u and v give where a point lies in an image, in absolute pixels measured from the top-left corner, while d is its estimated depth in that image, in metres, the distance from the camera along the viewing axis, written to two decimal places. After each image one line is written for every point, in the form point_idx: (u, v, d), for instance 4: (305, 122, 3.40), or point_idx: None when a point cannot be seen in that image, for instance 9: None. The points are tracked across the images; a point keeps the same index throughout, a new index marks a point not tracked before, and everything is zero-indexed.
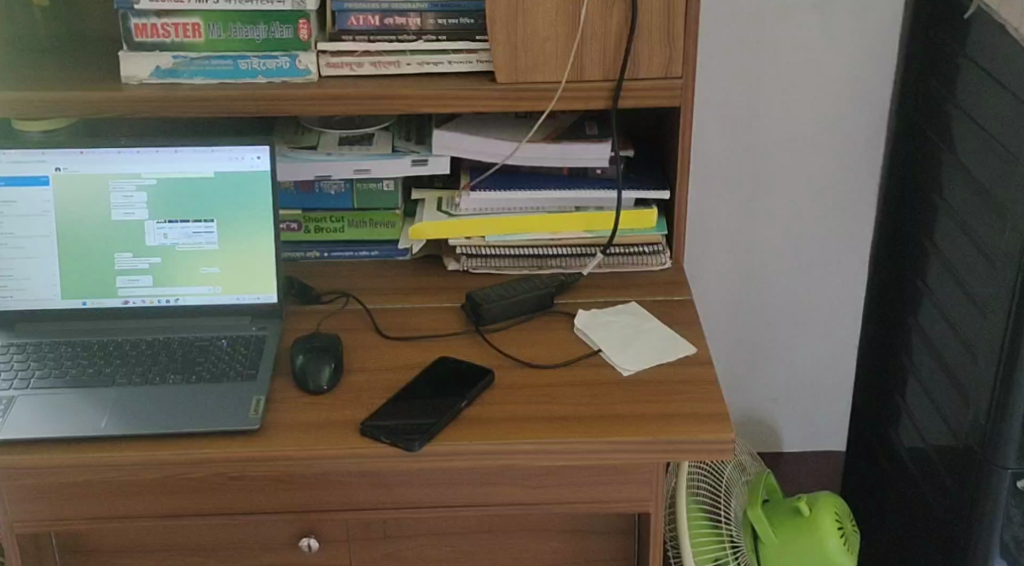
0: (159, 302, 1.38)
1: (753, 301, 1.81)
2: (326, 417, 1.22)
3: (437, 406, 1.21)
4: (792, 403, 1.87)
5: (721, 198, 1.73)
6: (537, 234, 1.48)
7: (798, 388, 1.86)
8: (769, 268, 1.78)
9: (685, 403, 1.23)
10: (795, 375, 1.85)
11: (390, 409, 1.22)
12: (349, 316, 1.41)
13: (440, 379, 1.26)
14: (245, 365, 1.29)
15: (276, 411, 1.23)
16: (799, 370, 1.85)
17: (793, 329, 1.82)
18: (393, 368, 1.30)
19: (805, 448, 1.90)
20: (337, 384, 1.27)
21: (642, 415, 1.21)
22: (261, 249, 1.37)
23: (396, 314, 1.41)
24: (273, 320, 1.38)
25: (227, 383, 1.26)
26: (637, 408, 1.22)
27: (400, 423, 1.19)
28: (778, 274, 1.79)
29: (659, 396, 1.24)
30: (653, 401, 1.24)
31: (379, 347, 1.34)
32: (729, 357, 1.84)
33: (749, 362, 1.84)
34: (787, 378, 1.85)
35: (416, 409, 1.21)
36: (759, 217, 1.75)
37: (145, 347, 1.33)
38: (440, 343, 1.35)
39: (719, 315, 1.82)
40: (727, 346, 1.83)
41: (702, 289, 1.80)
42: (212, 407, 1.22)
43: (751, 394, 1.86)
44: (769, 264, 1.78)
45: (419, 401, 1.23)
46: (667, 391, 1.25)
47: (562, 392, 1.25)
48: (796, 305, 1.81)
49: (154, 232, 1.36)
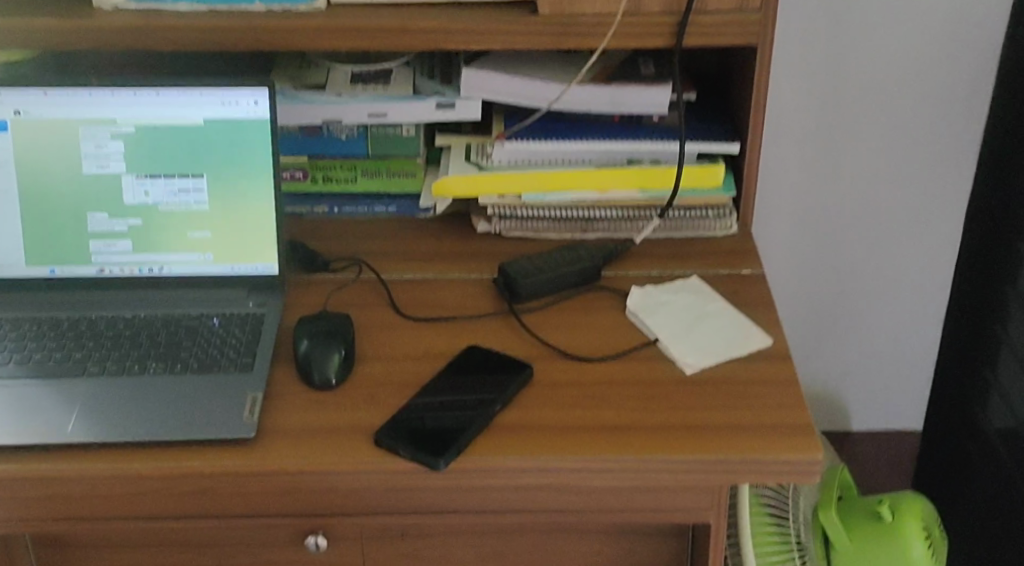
0: (140, 271, 1.18)
1: (826, 266, 1.60)
2: (334, 423, 1.03)
3: (465, 415, 1.02)
4: (866, 378, 1.67)
5: (794, 146, 1.52)
6: (581, 193, 1.26)
7: (873, 361, 1.66)
8: (842, 224, 1.57)
9: (763, 410, 1.03)
10: (871, 349, 1.65)
11: (411, 417, 1.02)
12: (362, 289, 1.20)
13: (468, 378, 1.07)
14: (238, 354, 1.09)
15: (275, 413, 1.04)
16: (872, 340, 1.65)
17: (872, 296, 1.62)
18: (412, 359, 1.10)
19: (876, 426, 1.71)
20: (347, 378, 1.08)
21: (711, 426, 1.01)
22: (258, 211, 1.16)
23: (418, 288, 1.21)
24: (273, 295, 1.18)
25: (217, 377, 1.06)
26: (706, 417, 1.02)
27: (421, 435, 1.00)
28: (851, 232, 1.57)
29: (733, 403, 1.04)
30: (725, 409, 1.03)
31: (395, 330, 1.14)
32: (798, 327, 1.65)
33: (819, 333, 1.65)
34: (860, 351, 1.65)
35: (441, 419, 1.02)
36: (838, 171, 1.54)
37: (123, 327, 1.13)
38: (469, 326, 1.15)
39: (788, 280, 1.61)
40: (795, 315, 1.64)
41: (769, 253, 1.60)
42: (198, 410, 1.02)
43: (820, 368, 1.67)
44: (842, 219, 1.57)
45: (445, 407, 1.03)
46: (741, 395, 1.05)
47: (614, 395, 1.05)
48: (871, 267, 1.60)
49: (133, 189, 1.15)
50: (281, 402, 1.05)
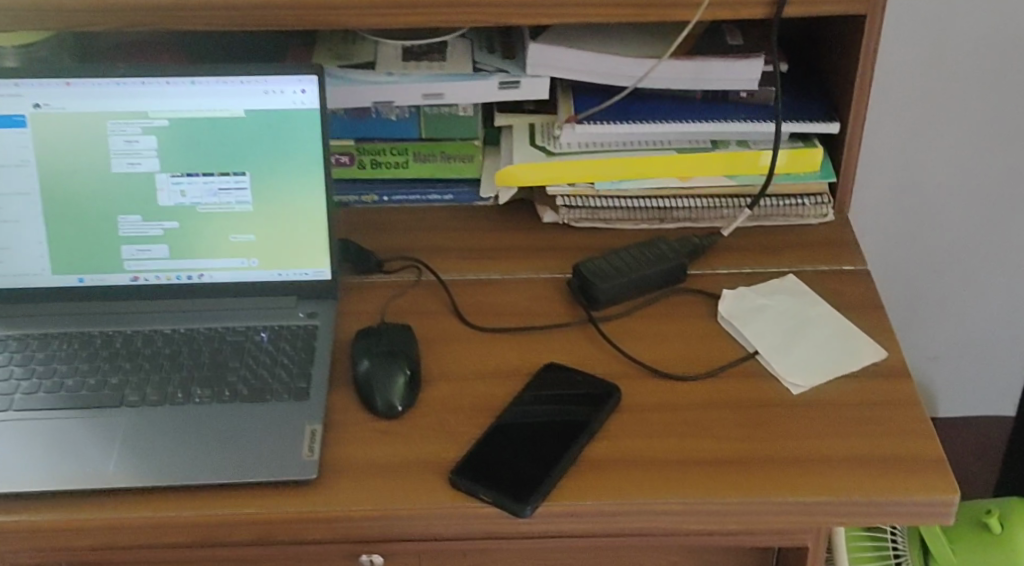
0: (178, 279, 1.06)
1: (925, 241, 1.50)
2: (403, 459, 0.92)
3: (551, 450, 0.92)
4: (962, 358, 1.58)
5: (894, 117, 1.41)
6: (661, 180, 1.14)
7: (971, 341, 1.57)
8: (940, 196, 1.46)
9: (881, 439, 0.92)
10: (970, 328, 1.56)
11: (489, 451, 0.92)
12: (423, 294, 1.09)
13: (549, 404, 0.96)
14: (292, 377, 0.98)
15: (336, 447, 0.94)
16: (971, 319, 1.55)
17: (972, 272, 1.52)
18: (484, 378, 1.00)
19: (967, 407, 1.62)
20: (414, 403, 0.97)
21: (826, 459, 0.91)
22: (308, 211, 1.05)
23: (483, 291, 1.09)
24: (325, 304, 1.07)
25: (270, 405, 0.96)
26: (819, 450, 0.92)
27: (503, 475, 0.90)
28: (950, 205, 1.47)
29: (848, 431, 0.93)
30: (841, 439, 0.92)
31: (463, 344, 1.03)
32: (895, 306, 1.55)
33: (915, 312, 1.55)
34: (960, 330, 1.56)
35: (524, 455, 0.92)
36: (942, 143, 1.42)
37: (162, 344, 1.02)
38: (545, 338, 1.04)
39: (885, 257, 1.52)
40: (893, 294, 1.54)
41: (864, 230, 1.50)
42: (252, 446, 0.92)
43: (916, 349, 1.58)
44: (939, 191, 1.46)
45: (526, 440, 0.93)
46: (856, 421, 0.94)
47: (713, 422, 0.94)
48: (970, 241, 1.49)
49: (168, 188, 1.04)
50: (342, 433, 0.95)
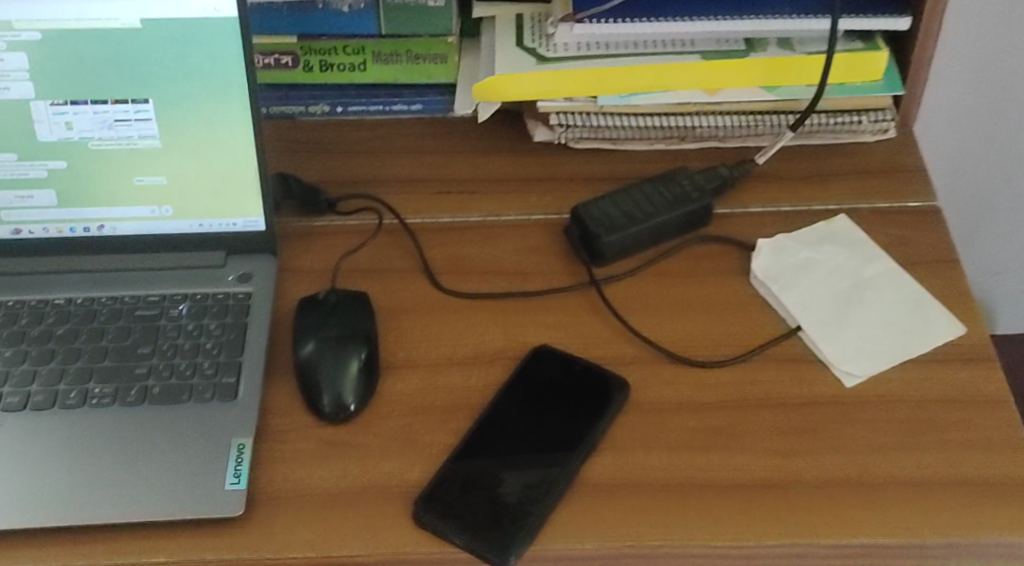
0: (72, 231, 0.85)
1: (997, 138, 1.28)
2: (356, 483, 0.73)
3: (543, 474, 0.72)
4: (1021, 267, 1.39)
5: None
6: (683, 94, 0.91)
7: None
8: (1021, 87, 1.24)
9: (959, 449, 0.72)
10: None
11: (464, 475, 0.72)
12: (386, 246, 0.87)
13: (540, 407, 0.76)
14: (215, 368, 0.78)
15: (272, 465, 0.74)
16: None
17: None
18: (460, 366, 0.79)
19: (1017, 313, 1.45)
20: (371, 400, 0.77)
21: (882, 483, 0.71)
22: (232, 149, 0.82)
23: (460, 243, 0.88)
24: (260, 262, 0.85)
25: (187, 409, 0.76)
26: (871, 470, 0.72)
27: (478, 510, 0.70)
28: None
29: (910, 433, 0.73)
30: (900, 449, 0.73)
31: (434, 318, 0.82)
32: (954, 208, 1.35)
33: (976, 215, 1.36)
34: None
35: (509, 479, 0.72)
36: None
37: (53, 321, 0.81)
38: (537, 309, 0.83)
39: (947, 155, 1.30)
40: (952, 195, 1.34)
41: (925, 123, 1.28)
42: (162, 469, 0.72)
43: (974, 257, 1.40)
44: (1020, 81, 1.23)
45: (512, 458, 0.73)
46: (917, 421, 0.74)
47: (749, 430, 0.74)
48: None
49: (49, 120, 0.80)
50: (279, 445, 0.75)
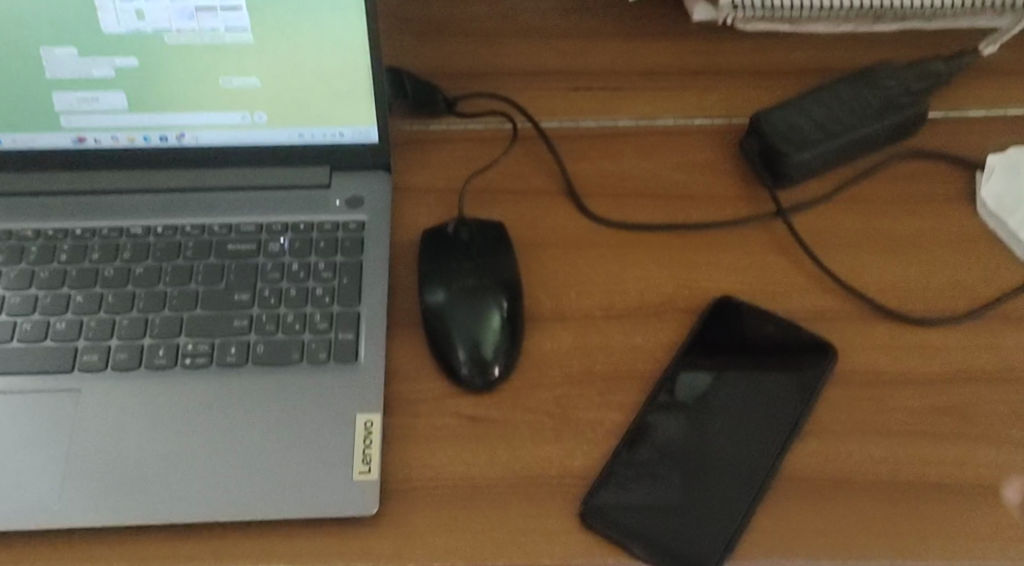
0: (146, 141, 0.70)
1: None
2: (507, 471, 0.61)
3: (741, 474, 0.59)
4: None
5: None
6: None
7: None
8: None
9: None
10: None
11: (642, 470, 0.59)
12: (522, 159, 0.72)
13: (730, 382, 0.62)
14: (330, 321, 0.65)
15: (403, 444, 0.62)
16: None
17: None
18: (622, 320, 0.66)
19: None
20: (515, 365, 0.64)
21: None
22: (341, 45, 0.66)
23: (609, 156, 0.72)
24: (372, 180, 0.70)
25: (299, 374, 0.63)
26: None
27: (661, 518, 0.58)
28: None
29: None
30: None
31: (585, 256, 0.68)
32: None
33: None
34: None
35: (698, 477, 0.59)
36: None
37: (131, 255, 0.67)
38: (710, 245, 0.68)
39: None
40: None
41: None
42: (275, 454, 0.60)
43: None
44: None
45: (700, 449, 0.60)
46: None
47: (983, 414, 0.61)
48: None
49: (115, 6, 0.65)
50: (411, 419, 0.62)
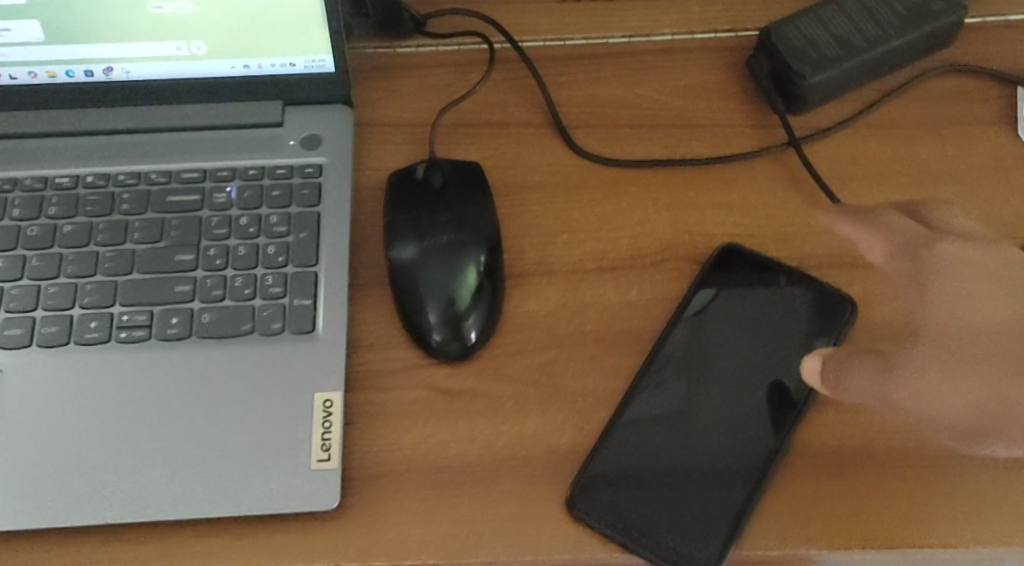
0: (70, 74, 0.60)
1: None
2: (487, 451, 0.54)
3: (753, 452, 0.52)
4: None
5: None
6: None
7: None
8: None
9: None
10: None
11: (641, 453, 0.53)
12: (501, 85, 0.64)
13: (736, 348, 0.55)
14: (285, 284, 0.57)
15: (369, 422, 0.55)
16: None
17: None
18: (615, 273, 0.58)
19: None
20: (494, 329, 0.57)
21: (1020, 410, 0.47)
22: None
23: (599, 80, 0.64)
24: (330, 116, 0.62)
25: (250, 347, 0.56)
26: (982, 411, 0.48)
27: (653, 509, 0.52)
28: None
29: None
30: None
31: (573, 199, 0.60)
32: None
33: None
34: None
35: (704, 458, 0.52)
36: None
37: (57, 209, 0.59)
38: (714, 183, 0.60)
39: None
40: None
41: None
42: (225, 440, 0.53)
43: None
44: None
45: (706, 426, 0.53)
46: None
47: None
48: None
49: None
50: (378, 395, 0.56)
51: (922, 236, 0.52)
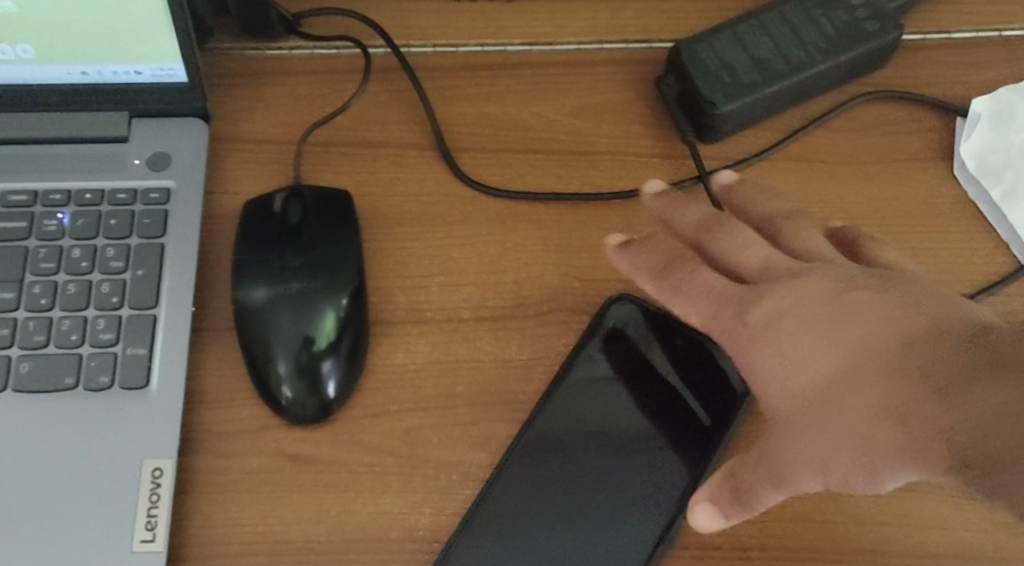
0: None
1: None
2: (336, 531, 0.48)
3: (629, 551, 0.46)
4: None
5: None
6: None
7: None
8: None
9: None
10: None
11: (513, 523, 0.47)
12: (381, 100, 0.56)
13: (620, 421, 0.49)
14: (118, 330, 0.50)
15: (204, 491, 0.48)
16: None
17: None
18: (494, 324, 0.51)
19: None
20: (353, 387, 0.50)
21: (888, 450, 0.41)
22: None
23: (491, 97, 0.56)
24: (183, 132, 0.54)
25: (72, 404, 0.49)
26: (865, 482, 0.42)
27: None
28: None
29: (867, 326, 0.43)
30: (868, 351, 0.42)
31: (452, 237, 0.53)
32: None
33: None
34: None
35: (567, 550, 0.46)
36: None
37: None
38: (611, 223, 0.53)
39: None
40: None
41: None
42: (34, 514, 0.47)
43: None
44: None
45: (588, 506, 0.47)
46: (918, 327, 0.42)
47: None
48: None
49: None
50: (217, 460, 0.49)
51: (743, 294, 0.46)
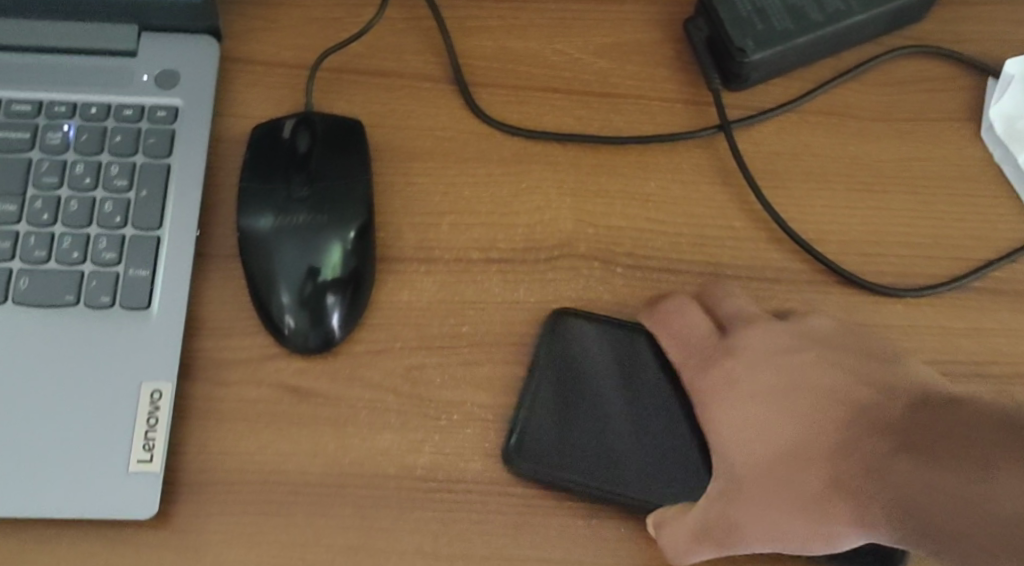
0: None
1: None
2: (333, 466, 0.47)
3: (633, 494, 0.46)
4: None
5: None
6: None
7: None
8: None
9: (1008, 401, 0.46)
10: None
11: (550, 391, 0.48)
12: (398, 26, 0.55)
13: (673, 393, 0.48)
14: (120, 250, 0.49)
15: (204, 417, 0.47)
16: None
17: None
18: (503, 266, 0.50)
19: None
20: (358, 321, 0.49)
21: (852, 500, 0.44)
22: None
23: (511, 30, 0.54)
24: (193, 50, 0.53)
25: (71, 322, 0.48)
26: (825, 542, 0.45)
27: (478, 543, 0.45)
28: None
29: (797, 413, 0.46)
30: (809, 435, 0.46)
31: (466, 172, 0.52)
32: None
33: None
34: None
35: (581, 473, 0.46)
36: None
37: None
38: (629, 167, 0.52)
39: None
40: None
41: None
42: (27, 431, 0.46)
43: None
44: None
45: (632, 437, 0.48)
46: (859, 408, 0.46)
47: None
48: None
49: None
50: (217, 389, 0.48)
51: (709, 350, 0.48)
